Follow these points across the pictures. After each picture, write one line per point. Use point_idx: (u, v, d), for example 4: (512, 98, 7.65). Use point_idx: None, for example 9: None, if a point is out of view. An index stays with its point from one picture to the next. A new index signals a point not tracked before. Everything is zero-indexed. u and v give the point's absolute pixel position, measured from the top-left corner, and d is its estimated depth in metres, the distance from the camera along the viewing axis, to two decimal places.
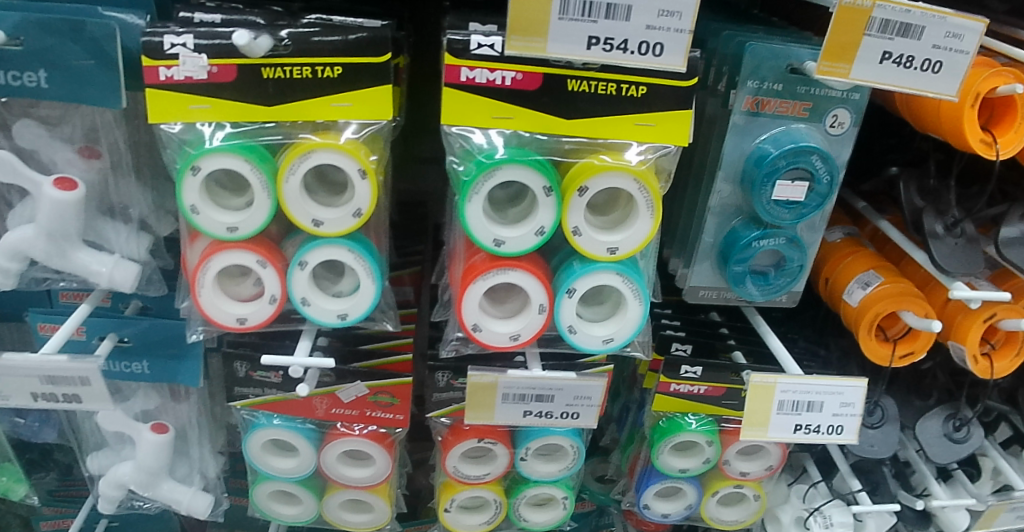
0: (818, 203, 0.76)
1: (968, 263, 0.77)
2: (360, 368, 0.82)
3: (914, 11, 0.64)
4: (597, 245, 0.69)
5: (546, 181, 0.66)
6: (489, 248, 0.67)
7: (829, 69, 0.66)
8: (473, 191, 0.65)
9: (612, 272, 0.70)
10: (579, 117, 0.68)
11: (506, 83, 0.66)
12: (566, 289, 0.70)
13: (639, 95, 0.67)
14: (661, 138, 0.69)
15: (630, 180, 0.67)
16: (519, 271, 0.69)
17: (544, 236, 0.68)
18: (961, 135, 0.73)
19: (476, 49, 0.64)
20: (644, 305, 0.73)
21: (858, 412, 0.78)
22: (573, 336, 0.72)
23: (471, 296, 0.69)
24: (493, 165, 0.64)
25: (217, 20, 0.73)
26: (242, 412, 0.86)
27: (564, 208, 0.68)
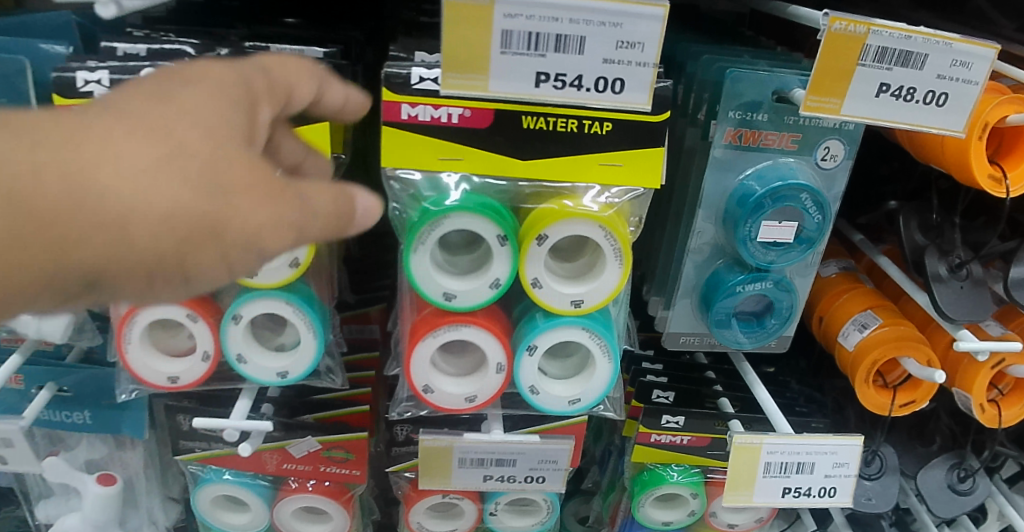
0: (808, 244, 0.69)
1: (976, 309, 0.70)
2: (313, 421, 0.77)
3: (914, 37, 0.57)
4: (559, 298, 0.62)
5: (501, 229, 0.58)
6: (438, 303, 0.60)
7: (817, 104, 0.58)
8: (418, 242, 0.58)
9: (577, 327, 0.63)
10: (538, 158, 0.61)
11: (452, 120, 0.59)
12: (526, 346, 0.63)
13: (604, 132, 0.60)
14: (630, 180, 0.62)
15: (593, 226, 0.59)
16: (473, 327, 0.62)
17: (499, 290, 0.60)
18: (968, 170, 0.66)
19: (417, 84, 0.58)
20: (614, 362, 0.65)
21: (853, 473, 0.71)
22: (535, 397, 0.65)
23: (421, 355, 0.62)
24: (440, 213, 0.57)
25: (143, 52, 0.66)
26: (189, 467, 0.80)
27: (522, 258, 0.60)
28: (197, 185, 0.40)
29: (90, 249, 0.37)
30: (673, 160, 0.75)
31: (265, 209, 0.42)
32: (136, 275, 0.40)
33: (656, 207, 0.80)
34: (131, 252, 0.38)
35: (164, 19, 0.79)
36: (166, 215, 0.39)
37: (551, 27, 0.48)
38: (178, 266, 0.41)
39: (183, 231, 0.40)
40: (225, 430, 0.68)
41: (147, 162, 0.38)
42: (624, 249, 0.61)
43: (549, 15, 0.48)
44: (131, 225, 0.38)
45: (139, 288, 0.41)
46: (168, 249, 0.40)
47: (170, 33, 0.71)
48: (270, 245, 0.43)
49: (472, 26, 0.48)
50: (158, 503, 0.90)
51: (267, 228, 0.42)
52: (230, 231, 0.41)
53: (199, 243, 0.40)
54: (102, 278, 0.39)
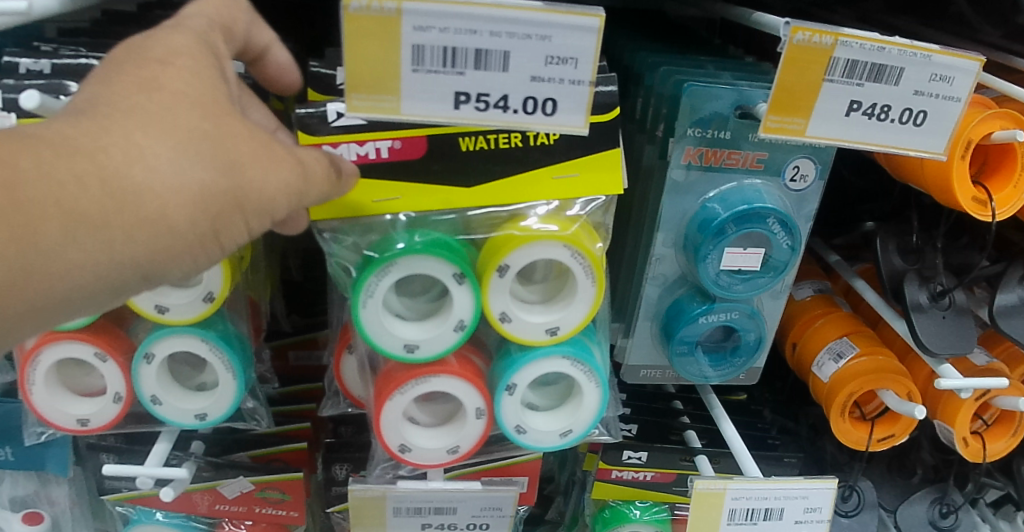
0: (778, 270, 0.63)
1: (959, 342, 0.64)
2: (248, 460, 0.72)
3: (888, 48, 0.50)
4: (532, 328, 0.54)
5: (455, 267, 0.52)
6: (401, 357, 0.54)
7: (779, 125, 0.51)
8: (368, 293, 0.51)
9: (558, 356, 0.56)
10: (479, 185, 0.55)
11: (383, 155, 0.53)
12: (504, 385, 0.56)
13: (552, 142, 0.54)
14: (591, 189, 0.55)
15: (558, 246, 0.52)
16: (444, 377, 0.55)
17: (466, 330, 0.54)
18: (949, 193, 0.60)
19: (335, 120, 0.52)
20: (603, 387, 0.58)
21: (825, 518, 0.66)
22: (524, 436, 0.58)
23: (391, 415, 0.55)
24: (385, 261, 0.51)
25: (45, 68, 0.60)
26: (117, 508, 0.73)
27: (485, 293, 0.53)
28: (215, 165, 0.42)
29: (139, 244, 0.40)
30: (630, 179, 0.70)
31: (278, 172, 0.45)
32: (183, 255, 0.42)
33: (615, 231, 0.74)
34: (178, 237, 0.41)
35: (81, 29, 0.72)
36: (195, 199, 0.41)
37: (469, 41, 0.43)
38: (214, 244, 0.43)
39: (213, 208, 0.42)
40: (137, 478, 0.65)
41: (166, 152, 0.40)
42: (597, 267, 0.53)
43: (465, 27, 0.42)
44: (168, 213, 0.40)
45: (187, 266, 0.44)
46: (202, 228, 0.42)
47: (79, 46, 0.65)
48: (288, 207, 0.46)
49: (377, 41, 0.42)
50: None
51: (285, 191, 0.45)
52: (251, 197, 0.43)
53: (229, 216, 0.43)
54: (154, 269, 0.42)
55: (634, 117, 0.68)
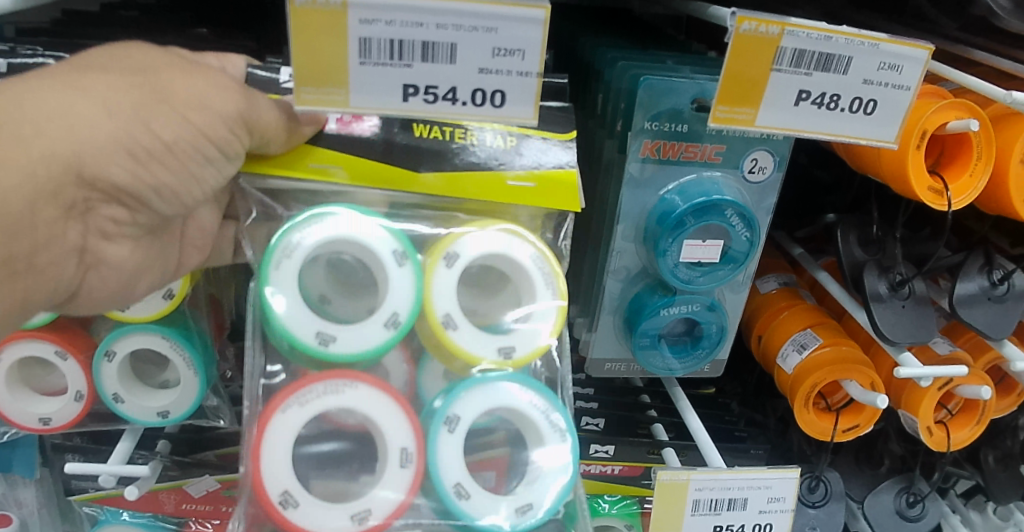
0: (737, 261, 0.64)
1: (918, 330, 0.65)
2: (215, 456, 0.73)
3: (834, 38, 0.51)
4: (483, 342, 0.53)
5: (398, 244, 0.53)
6: (312, 349, 0.51)
7: (728, 115, 0.52)
8: (280, 258, 0.51)
9: (511, 385, 0.53)
10: (419, 170, 0.55)
11: (328, 124, 0.55)
12: (442, 418, 0.52)
13: (509, 145, 0.56)
14: (551, 201, 0.56)
15: (514, 242, 0.55)
16: (362, 387, 0.51)
17: (398, 329, 0.52)
18: (905, 184, 0.61)
19: (286, 82, 0.55)
20: (567, 443, 0.55)
21: (790, 508, 0.66)
22: (463, 503, 0.51)
23: (284, 435, 0.50)
24: (320, 213, 0.52)
25: (2, 67, 0.59)
26: (84, 509, 0.73)
27: (428, 286, 0.53)
28: (125, 73, 0.47)
29: (60, 133, 0.45)
30: (593, 175, 0.70)
31: (200, 80, 0.49)
32: (112, 150, 0.46)
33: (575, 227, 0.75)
34: (99, 128, 0.46)
35: (40, 29, 0.72)
36: (104, 97, 0.46)
37: (415, 33, 0.43)
38: (152, 137, 0.47)
39: (130, 103, 0.47)
40: (100, 476, 0.65)
41: (65, 71, 0.47)
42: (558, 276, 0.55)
43: (411, 19, 0.42)
44: (82, 110, 0.46)
45: (127, 169, 0.48)
46: (124, 122, 0.46)
47: (36, 45, 0.64)
48: (223, 107, 0.49)
49: (325, 32, 0.42)
50: None
51: (211, 94, 0.49)
52: (174, 96, 0.48)
53: (151, 106, 0.47)
54: (86, 165, 0.46)
55: (596, 113, 0.69)
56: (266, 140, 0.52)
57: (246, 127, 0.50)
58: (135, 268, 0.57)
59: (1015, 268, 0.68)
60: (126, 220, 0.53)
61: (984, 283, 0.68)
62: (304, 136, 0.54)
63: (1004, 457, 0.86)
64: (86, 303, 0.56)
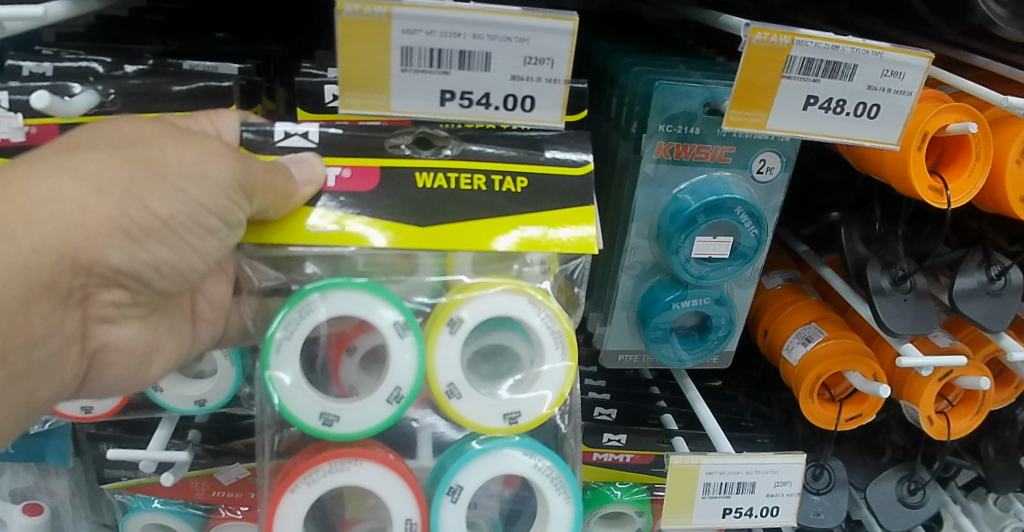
0: (745, 258, 0.67)
1: (919, 323, 0.68)
2: (243, 446, 0.76)
3: (842, 47, 0.54)
4: (488, 410, 0.53)
5: (398, 314, 0.52)
6: (316, 430, 0.51)
7: (740, 119, 0.56)
8: (279, 340, 0.51)
9: (515, 451, 0.54)
10: (423, 225, 0.54)
11: (330, 182, 0.54)
12: (446, 489, 0.53)
13: (520, 189, 0.55)
14: (573, 249, 0.55)
15: (522, 302, 0.53)
16: (365, 466, 0.52)
17: (400, 403, 0.52)
18: (907, 183, 0.64)
19: (282, 139, 0.55)
20: (574, 504, 0.56)
21: (796, 491, 0.69)
22: None
23: (289, 515, 0.52)
24: (314, 289, 0.51)
25: (49, 71, 0.62)
26: (116, 496, 0.77)
27: (431, 357, 0.52)
28: (119, 147, 0.49)
29: (57, 218, 0.47)
30: (607, 174, 0.73)
31: (192, 146, 0.50)
32: (107, 231, 0.48)
33: None
34: (91, 212, 0.47)
35: (79, 35, 0.75)
36: (95, 176, 0.48)
37: (454, 43, 0.46)
38: (146, 211, 0.49)
39: (124, 180, 0.48)
40: (141, 461, 0.70)
41: (58, 152, 0.48)
42: (569, 336, 0.54)
43: (450, 31, 0.45)
44: (71, 190, 0.47)
45: (122, 249, 0.50)
46: (118, 202, 0.48)
47: (79, 50, 0.68)
48: (220, 175, 0.50)
49: (369, 44, 0.45)
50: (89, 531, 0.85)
51: (207, 161, 0.50)
52: (167, 169, 0.49)
53: (145, 182, 0.49)
54: (81, 252, 0.48)
55: (610, 115, 0.72)
56: (264, 208, 0.52)
57: (245, 194, 0.51)
58: (143, 347, 0.59)
59: (1011, 264, 0.71)
60: (126, 301, 0.55)
61: (982, 277, 0.72)
62: (304, 197, 0.53)
63: (1003, 448, 0.89)
64: (97, 388, 0.59)
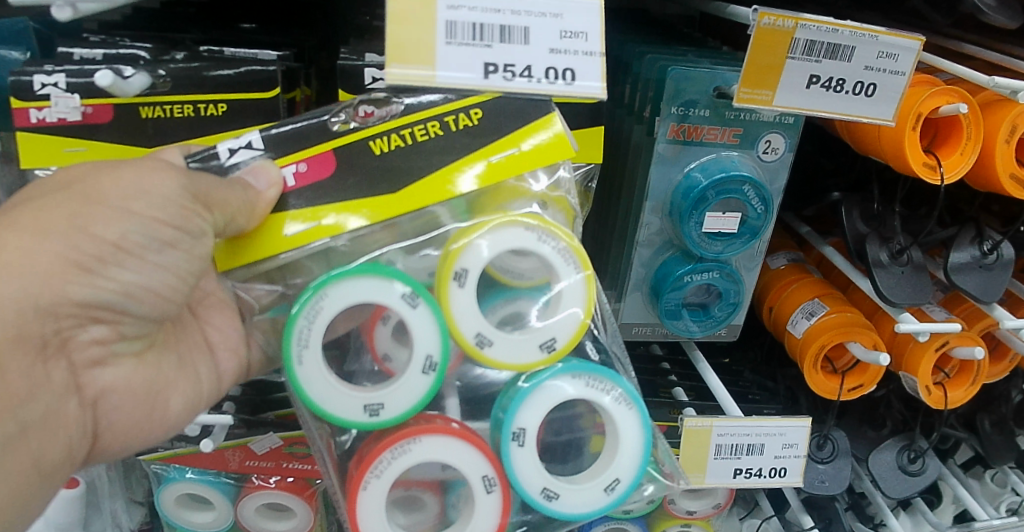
0: (752, 233, 0.72)
1: (916, 292, 0.73)
2: (273, 418, 0.80)
3: (841, 31, 0.59)
4: (525, 351, 0.53)
5: (403, 286, 0.52)
6: (365, 421, 0.52)
7: (751, 96, 0.60)
8: (301, 351, 0.51)
9: (564, 377, 0.54)
10: (391, 191, 0.56)
11: (290, 181, 0.56)
12: (511, 436, 0.53)
13: (476, 121, 0.57)
14: (544, 160, 0.57)
15: (520, 231, 0.53)
16: (423, 437, 0.53)
17: (436, 369, 0.52)
18: (904, 160, 0.69)
19: (230, 159, 0.56)
20: (639, 407, 0.56)
21: (803, 453, 0.73)
22: (556, 503, 0.54)
23: (370, 504, 0.52)
24: (318, 285, 0.52)
25: (99, 56, 0.66)
26: (151, 466, 0.80)
27: (450, 316, 0.53)
28: (61, 191, 0.52)
29: (16, 270, 0.49)
30: (620, 156, 0.78)
31: (126, 171, 0.53)
32: (61, 267, 0.51)
33: (602, 204, 0.82)
34: (39, 252, 0.50)
35: (120, 25, 0.80)
36: (36, 223, 0.51)
37: (494, 18, 0.51)
38: (93, 239, 0.51)
39: (67, 214, 0.51)
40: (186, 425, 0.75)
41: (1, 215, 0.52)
42: (573, 247, 0.54)
43: (489, 7, 0.51)
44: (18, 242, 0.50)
45: (84, 285, 0.52)
46: (64, 237, 0.51)
47: (125, 38, 0.72)
48: (165, 189, 0.53)
49: (418, 17, 0.50)
50: (122, 506, 0.90)
51: (143, 179, 0.53)
52: (104, 195, 0.52)
53: (86, 213, 0.51)
54: (42, 294, 0.50)
55: (623, 101, 0.77)
56: (232, 218, 0.54)
57: (207, 207, 0.53)
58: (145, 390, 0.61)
59: (1002, 239, 0.76)
60: (112, 337, 0.57)
61: (975, 252, 0.76)
62: (271, 201, 0.55)
63: (999, 421, 0.93)
64: (112, 441, 0.61)
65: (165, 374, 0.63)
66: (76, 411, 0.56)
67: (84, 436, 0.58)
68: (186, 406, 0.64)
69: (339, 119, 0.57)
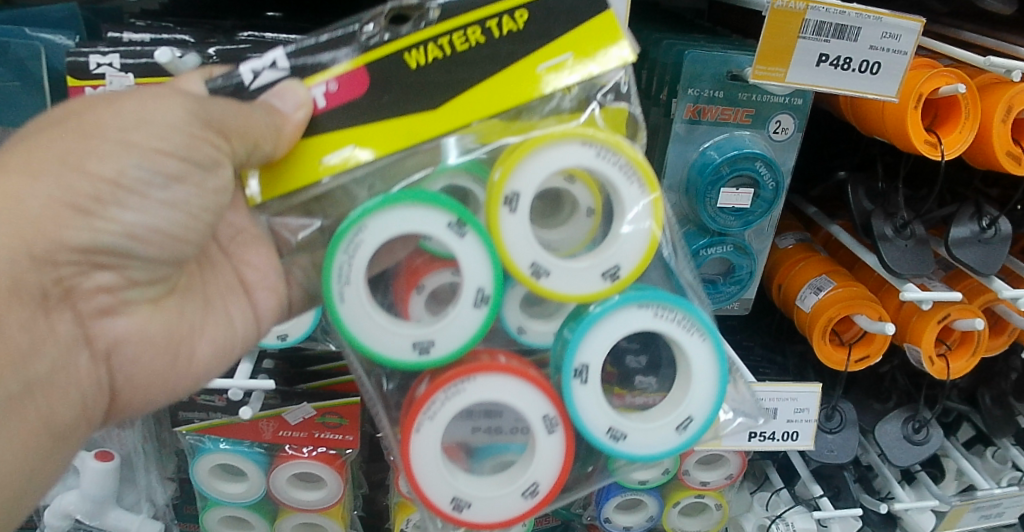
0: (764, 208, 0.76)
1: (918, 264, 0.77)
2: (305, 390, 0.81)
3: (848, 12, 0.63)
4: (579, 280, 0.53)
5: (449, 215, 0.51)
6: (415, 360, 0.53)
7: (765, 73, 0.64)
8: (342, 286, 0.52)
9: (633, 307, 0.54)
10: (431, 107, 0.52)
11: (320, 103, 0.52)
12: (574, 372, 0.54)
13: (522, 24, 0.53)
14: (596, 61, 0.53)
15: (577, 146, 0.52)
16: (477, 376, 0.53)
17: (489, 302, 0.53)
18: (905, 137, 0.73)
19: (254, 81, 0.54)
20: (712, 337, 0.56)
21: (814, 418, 0.77)
22: (625, 443, 0.55)
23: (425, 446, 0.54)
24: (356, 219, 0.51)
25: (146, 39, 0.70)
26: (189, 436, 0.84)
27: (500, 240, 0.52)
28: (61, 131, 0.52)
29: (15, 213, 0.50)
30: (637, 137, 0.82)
31: (124, 103, 0.52)
32: (57, 208, 0.51)
33: None
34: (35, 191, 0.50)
35: (159, 13, 0.84)
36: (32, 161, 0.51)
37: None
38: (88, 175, 0.51)
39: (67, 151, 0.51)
40: (231, 389, 0.76)
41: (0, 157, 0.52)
42: (633, 163, 0.53)
43: None
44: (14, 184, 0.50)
45: (83, 227, 0.52)
46: (63, 176, 0.51)
47: (168, 24, 0.76)
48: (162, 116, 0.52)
49: None
50: (157, 481, 0.94)
51: (147, 112, 0.52)
52: (102, 130, 0.52)
53: (81, 150, 0.51)
54: (38, 234, 0.50)
55: (640, 86, 0.81)
56: (256, 144, 0.51)
57: (222, 135, 0.52)
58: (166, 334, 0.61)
59: (999, 215, 0.80)
60: (119, 284, 0.57)
61: (974, 228, 0.80)
62: (299, 125, 0.52)
63: (999, 396, 0.97)
64: (134, 392, 0.61)
65: (185, 321, 0.63)
66: (86, 364, 0.57)
67: (101, 389, 0.58)
68: (212, 354, 0.64)
69: (371, 30, 0.54)
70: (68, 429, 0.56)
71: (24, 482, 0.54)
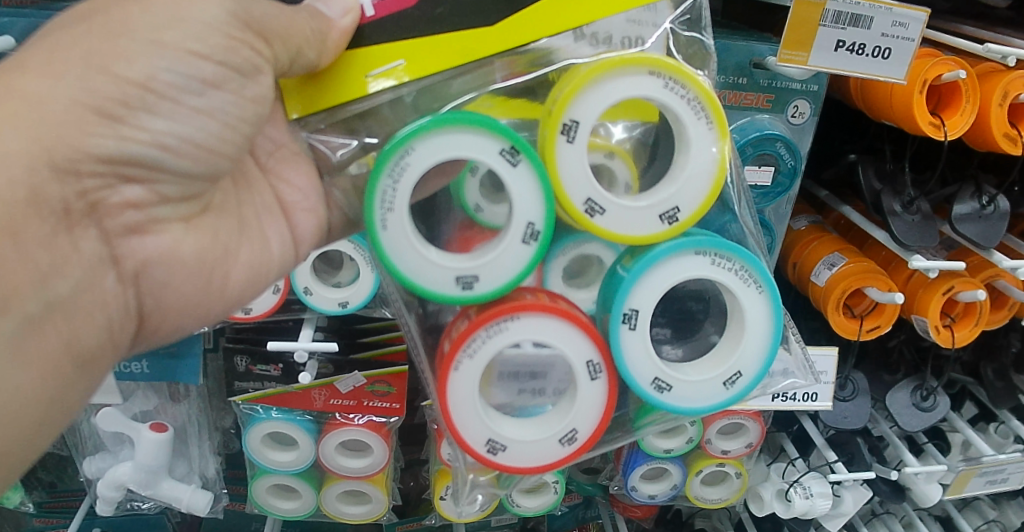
0: (782, 186, 0.84)
1: (925, 237, 0.84)
2: (357, 359, 0.88)
3: (862, 3, 0.70)
4: (624, 220, 0.60)
5: (502, 144, 0.58)
6: (457, 293, 0.60)
7: (789, 56, 0.71)
8: (384, 210, 0.58)
9: (690, 252, 0.61)
10: (487, 25, 0.59)
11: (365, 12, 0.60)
12: (625, 317, 0.62)
13: None
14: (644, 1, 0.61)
15: (646, 76, 0.58)
16: (523, 317, 0.60)
17: (537, 239, 0.59)
18: (912, 119, 0.79)
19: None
20: (767, 291, 0.64)
21: (831, 381, 0.86)
22: (670, 395, 0.63)
23: (461, 381, 0.61)
24: (401, 143, 0.57)
25: None
26: (244, 406, 0.89)
27: (555, 170, 0.59)
28: (93, 36, 0.59)
29: (48, 123, 0.57)
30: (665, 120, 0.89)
31: (139, 9, 0.60)
32: (80, 111, 0.58)
33: None
34: (59, 93, 0.57)
35: None
36: (62, 67, 0.58)
37: None
38: (112, 76, 0.58)
39: (98, 53, 0.58)
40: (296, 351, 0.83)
41: (38, 60, 0.58)
42: (699, 95, 0.59)
43: None
44: (48, 91, 0.57)
45: (108, 134, 0.59)
46: (94, 80, 0.58)
47: None
48: (195, 19, 0.60)
49: None
50: (206, 453, 0.99)
51: (173, 24, 0.59)
52: (130, 31, 0.59)
53: (106, 53, 0.58)
54: (67, 135, 0.57)
55: None
56: (299, 49, 0.59)
57: (261, 38, 0.60)
58: (195, 258, 0.69)
59: (998, 193, 0.87)
60: (147, 200, 0.65)
61: (976, 205, 0.87)
62: (345, 30, 0.60)
63: (1000, 369, 1.03)
64: (164, 314, 0.70)
65: (218, 244, 0.71)
66: (114, 285, 0.65)
67: (129, 307, 0.66)
68: (243, 278, 0.73)
69: None
70: (93, 346, 0.64)
71: (55, 388, 0.61)
